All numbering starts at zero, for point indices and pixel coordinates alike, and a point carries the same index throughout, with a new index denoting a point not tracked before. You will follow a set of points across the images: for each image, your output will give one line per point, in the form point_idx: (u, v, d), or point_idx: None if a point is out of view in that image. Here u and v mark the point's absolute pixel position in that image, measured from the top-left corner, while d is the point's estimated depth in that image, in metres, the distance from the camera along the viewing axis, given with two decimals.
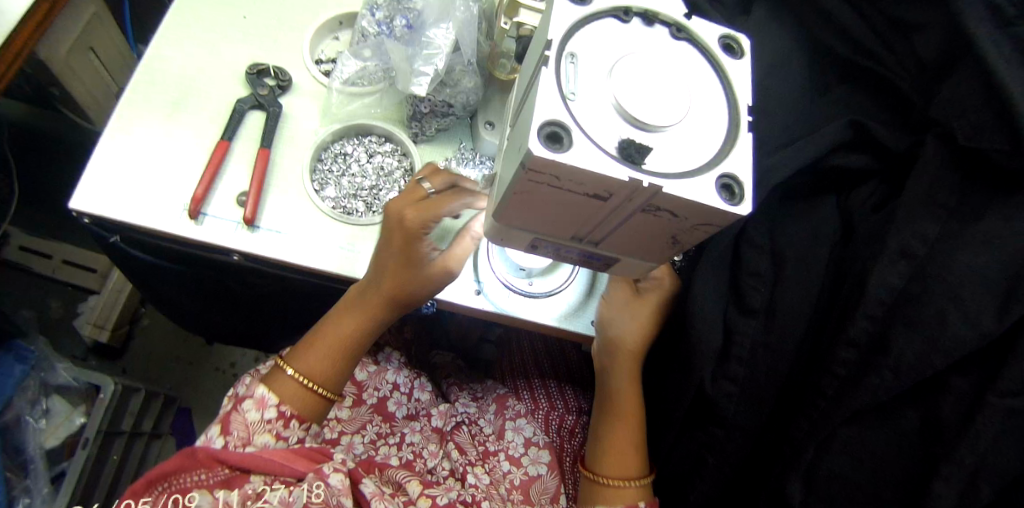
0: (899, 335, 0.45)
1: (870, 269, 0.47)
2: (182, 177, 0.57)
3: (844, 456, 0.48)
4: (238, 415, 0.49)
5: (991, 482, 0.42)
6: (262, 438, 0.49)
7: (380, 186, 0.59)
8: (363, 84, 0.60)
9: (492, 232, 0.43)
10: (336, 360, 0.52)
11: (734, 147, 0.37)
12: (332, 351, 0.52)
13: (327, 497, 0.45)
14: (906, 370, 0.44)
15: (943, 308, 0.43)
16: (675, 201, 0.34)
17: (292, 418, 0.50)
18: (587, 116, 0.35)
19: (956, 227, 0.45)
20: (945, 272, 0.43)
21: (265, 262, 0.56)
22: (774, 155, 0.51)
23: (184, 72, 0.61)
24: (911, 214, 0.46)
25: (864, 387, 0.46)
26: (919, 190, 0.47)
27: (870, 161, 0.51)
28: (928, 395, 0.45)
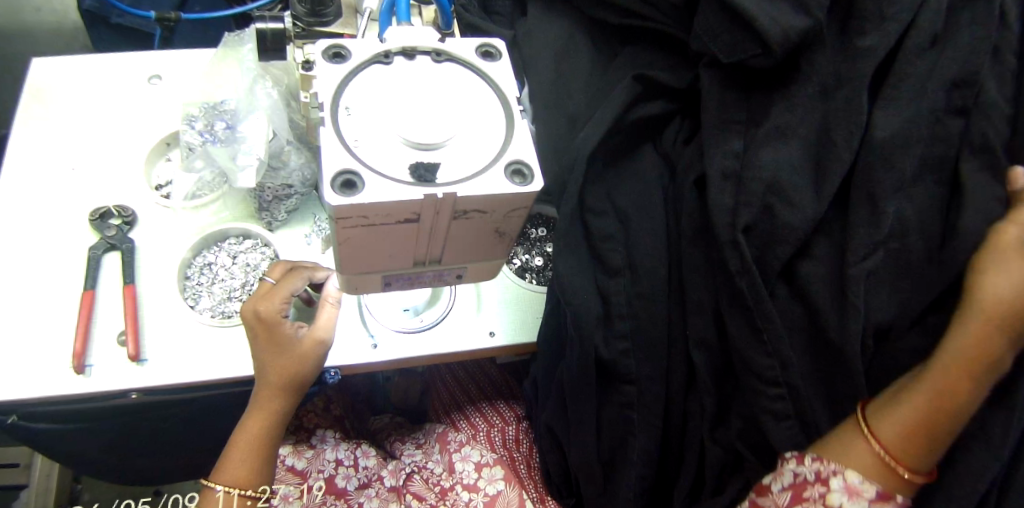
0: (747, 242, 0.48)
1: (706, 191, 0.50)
2: (56, 340, 0.56)
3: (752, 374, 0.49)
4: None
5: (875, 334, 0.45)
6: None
7: (251, 281, 0.61)
8: (204, 193, 0.63)
9: (346, 286, 0.45)
10: (255, 457, 0.53)
11: (513, 138, 0.41)
12: (246, 454, 0.53)
13: None
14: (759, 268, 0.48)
15: (769, 203, 0.47)
16: (474, 200, 0.38)
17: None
18: (373, 155, 0.38)
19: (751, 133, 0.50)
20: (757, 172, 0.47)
21: (166, 390, 0.56)
22: (587, 125, 0.56)
23: (26, 241, 0.60)
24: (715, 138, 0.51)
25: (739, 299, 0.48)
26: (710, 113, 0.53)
27: (667, 104, 0.57)
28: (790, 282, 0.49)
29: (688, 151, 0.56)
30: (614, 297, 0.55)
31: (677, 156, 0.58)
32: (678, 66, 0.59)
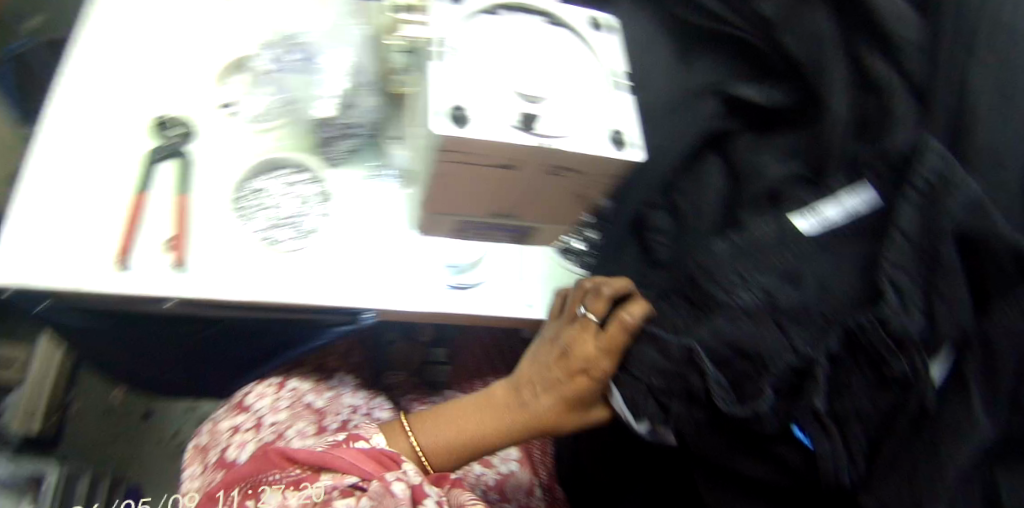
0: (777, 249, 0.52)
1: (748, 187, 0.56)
2: (100, 234, 0.56)
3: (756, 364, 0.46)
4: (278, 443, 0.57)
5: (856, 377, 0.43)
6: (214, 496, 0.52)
7: (300, 214, 0.59)
8: (268, 120, 0.63)
9: (421, 224, 0.47)
10: (451, 442, 0.56)
11: (612, 111, 0.43)
12: (442, 437, 0.56)
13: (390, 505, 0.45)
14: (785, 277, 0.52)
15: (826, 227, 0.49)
16: (572, 156, 0.40)
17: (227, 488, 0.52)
18: (480, 96, 0.39)
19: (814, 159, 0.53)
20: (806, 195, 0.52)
21: (204, 303, 0.56)
22: (659, 123, 0.60)
23: (87, 132, 0.60)
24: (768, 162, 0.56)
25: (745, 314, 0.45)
26: None
27: None
28: None
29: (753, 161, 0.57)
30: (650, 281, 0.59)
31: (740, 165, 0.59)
32: (760, 75, 0.60)
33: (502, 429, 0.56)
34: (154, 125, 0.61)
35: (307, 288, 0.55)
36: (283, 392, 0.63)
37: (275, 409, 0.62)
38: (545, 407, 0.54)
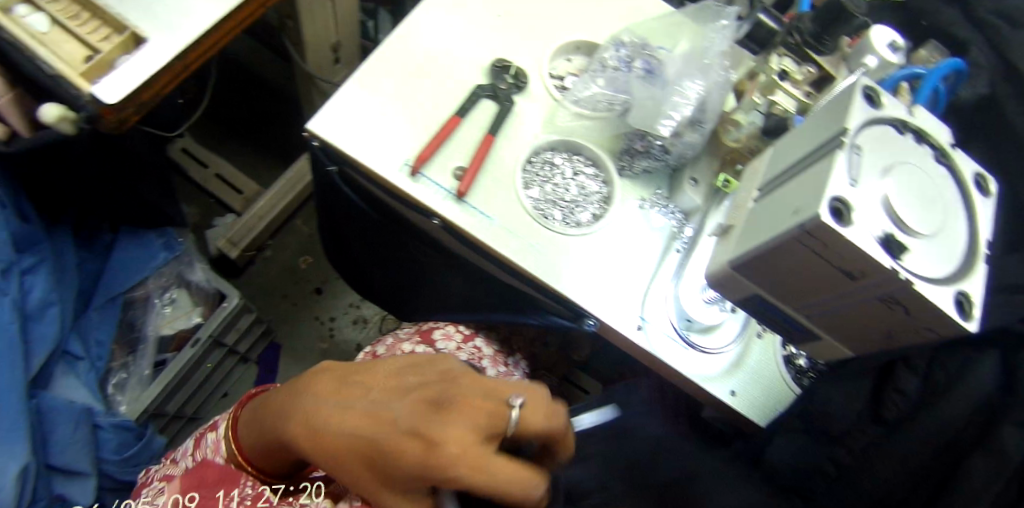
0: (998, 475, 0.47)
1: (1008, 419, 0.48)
2: (412, 136, 0.63)
3: None
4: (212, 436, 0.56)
5: None
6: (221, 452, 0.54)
7: (577, 203, 0.64)
8: (589, 108, 0.66)
9: (714, 276, 0.48)
10: (258, 441, 0.50)
11: (972, 276, 0.41)
12: (306, 428, 0.44)
13: None
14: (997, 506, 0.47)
15: None
16: (919, 300, 0.39)
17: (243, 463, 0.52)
18: (865, 202, 0.40)
19: None
20: None
21: (461, 234, 0.61)
22: None
23: (434, 48, 0.67)
24: None
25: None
26: None
27: None
28: None
29: None
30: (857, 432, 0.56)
31: None
32: None
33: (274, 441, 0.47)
34: (492, 65, 0.67)
35: (550, 272, 0.60)
36: (465, 346, 0.70)
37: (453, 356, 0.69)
38: (360, 473, 0.42)
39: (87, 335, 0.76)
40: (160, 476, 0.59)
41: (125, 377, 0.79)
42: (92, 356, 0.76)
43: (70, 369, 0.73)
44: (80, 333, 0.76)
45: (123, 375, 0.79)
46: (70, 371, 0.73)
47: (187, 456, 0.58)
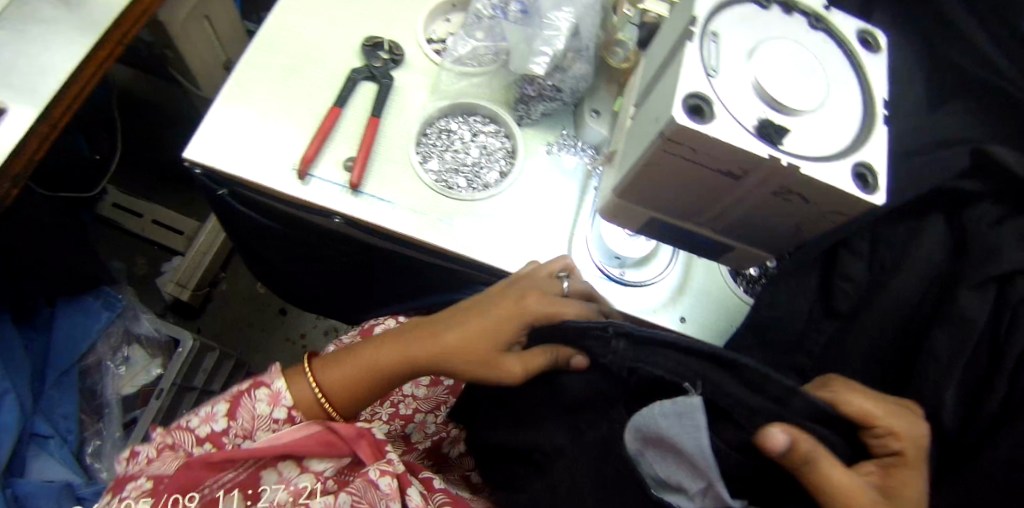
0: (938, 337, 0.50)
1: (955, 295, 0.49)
2: (294, 138, 0.60)
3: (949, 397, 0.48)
4: (246, 402, 0.48)
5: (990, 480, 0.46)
6: (263, 436, 0.48)
7: (481, 164, 0.62)
8: (473, 64, 0.62)
9: (607, 209, 0.44)
10: (353, 389, 0.50)
11: (869, 140, 0.37)
12: (451, 344, 0.48)
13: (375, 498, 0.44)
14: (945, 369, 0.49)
15: None
16: (812, 185, 0.35)
17: (301, 425, 0.49)
18: (728, 92, 0.36)
19: None
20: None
21: (365, 226, 0.59)
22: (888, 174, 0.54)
23: (299, 42, 0.63)
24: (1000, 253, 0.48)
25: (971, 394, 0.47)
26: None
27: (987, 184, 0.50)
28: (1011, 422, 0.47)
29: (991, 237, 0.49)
30: (815, 333, 0.57)
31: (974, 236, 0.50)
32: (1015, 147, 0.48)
33: (381, 366, 0.50)
34: (363, 44, 0.63)
35: (465, 243, 0.57)
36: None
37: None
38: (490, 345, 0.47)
39: (52, 412, 0.76)
40: (144, 474, 0.44)
41: (100, 444, 0.79)
42: (62, 432, 0.76)
43: (43, 449, 0.74)
44: (42, 412, 0.75)
45: (98, 442, 0.79)
46: (44, 450, 0.74)
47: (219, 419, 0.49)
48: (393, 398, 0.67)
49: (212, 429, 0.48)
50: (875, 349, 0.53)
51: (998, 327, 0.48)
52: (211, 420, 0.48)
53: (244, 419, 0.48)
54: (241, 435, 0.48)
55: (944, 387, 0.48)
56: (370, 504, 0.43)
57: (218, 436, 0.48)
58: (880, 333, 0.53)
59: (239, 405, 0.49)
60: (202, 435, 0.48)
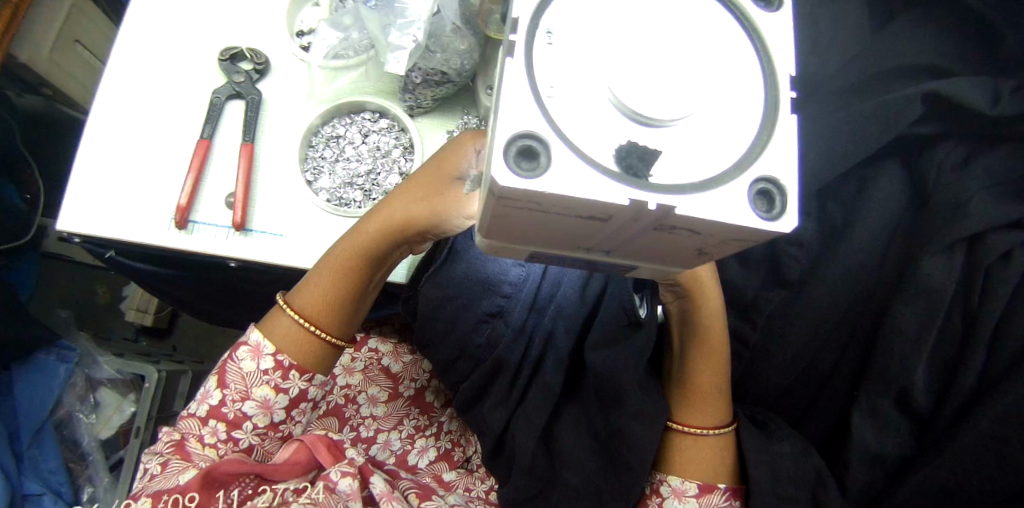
0: (900, 307, 0.44)
1: (919, 258, 0.43)
2: (167, 181, 0.54)
3: (898, 375, 0.45)
4: (234, 366, 0.51)
5: (959, 450, 0.44)
6: (262, 389, 0.51)
7: (377, 169, 0.56)
8: (349, 55, 0.55)
9: (487, 248, 0.37)
10: (331, 303, 0.51)
11: (768, 144, 0.30)
12: (400, 206, 0.48)
13: (329, 505, 0.47)
14: (907, 343, 0.44)
15: (1009, 313, 0.41)
16: (696, 222, 0.28)
17: (292, 367, 0.51)
18: (572, 119, 0.28)
19: (1014, 210, 0.40)
20: (1001, 272, 0.41)
21: (264, 265, 0.54)
22: (828, 125, 0.46)
23: (153, 67, 0.56)
24: (964, 209, 0.41)
25: (893, 353, 0.45)
26: (993, 163, 0.42)
27: (942, 126, 0.43)
28: (984, 389, 0.43)
29: (951, 189, 0.42)
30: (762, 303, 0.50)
31: (936, 187, 0.43)
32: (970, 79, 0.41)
33: (365, 262, 0.50)
34: (220, 59, 0.56)
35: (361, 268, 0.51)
36: (358, 354, 0.66)
37: (350, 370, 0.66)
38: (431, 188, 0.47)
39: (38, 470, 0.78)
40: (145, 493, 0.46)
41: (93, 489, 0.82)
42: (53, 486, 0.79)
43: (39, 507, 0.77)
44: (28, 472, 0.77)
45: (90, 488, 0.82)
46: None
47: (212, 393, 0.51)
48: (352, 423, 0.64)
49: (211, 405, 0.50)
50: (824, 322, 0.48)
51: (970, 290, 0.42)
52: (207, 398, 0.50)
53: (237, 384, 0.50)
54: (239, 400, 0.50)
55: (912, 366, 0.44)
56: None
57: (220, 409, 0.50)
58: (832, 305, 0.47)
59: (228, 373, 0.51)
60: (204, 414, 0.50)
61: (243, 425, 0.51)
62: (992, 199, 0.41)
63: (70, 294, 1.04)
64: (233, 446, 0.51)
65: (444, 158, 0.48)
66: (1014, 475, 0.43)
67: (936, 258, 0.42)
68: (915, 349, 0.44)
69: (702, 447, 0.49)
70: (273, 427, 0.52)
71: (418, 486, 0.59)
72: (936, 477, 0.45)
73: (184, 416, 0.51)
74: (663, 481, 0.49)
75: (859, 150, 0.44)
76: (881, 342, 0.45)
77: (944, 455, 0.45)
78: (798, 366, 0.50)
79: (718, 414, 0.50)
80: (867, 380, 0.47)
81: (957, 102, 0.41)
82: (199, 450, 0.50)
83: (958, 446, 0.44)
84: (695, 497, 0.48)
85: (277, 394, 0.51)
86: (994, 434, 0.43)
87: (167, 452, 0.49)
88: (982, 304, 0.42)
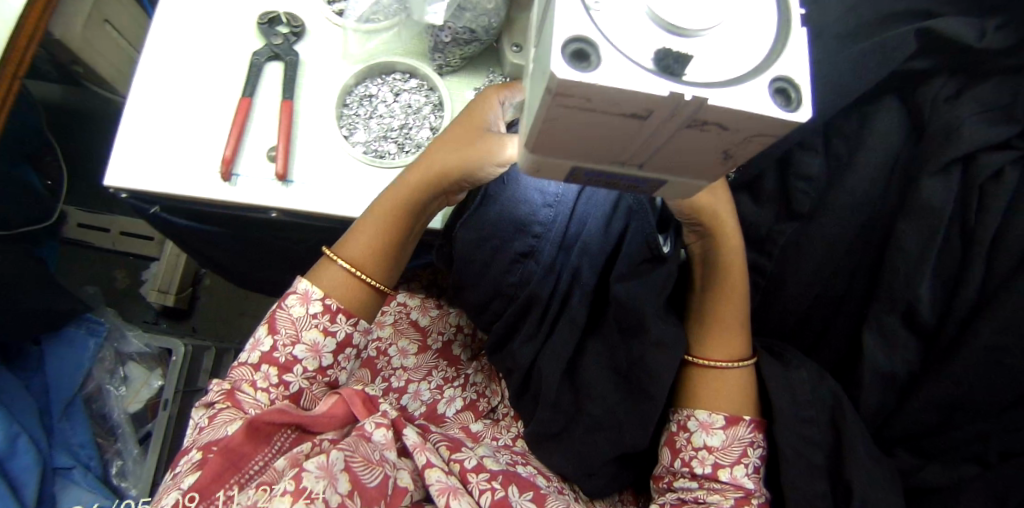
0: (902, 229, 0.48)
1: (919, 182, 0.47)
2: (210, 139, 0.57)
3: (903, 294, 0.48)
4: (284, 312, 0.54)
5: (963, 360, 0.47)
6: (311, 333, 0.53)
7: (409, 125, 0.59)
8: (379, 19, 0.58)
9: (529, 167, 0.40)
10: (375, 252, 0.55)
11: (784, 51, 0.33)
12: (435, 159, 0.52)
13: (367, 453, 0.50)
14: (910, 262, 0.47)
15: (1003, 227, 0.45)
16: (725, 113, 0.31)
17: (339, 311, 0.54)
18: (614, 27, 0.31)
19: (1005, 131, 0.44)
20: (994, 189, 0.45)
21: (304, 215, 0.57)
22: (829, 64, 0.49)
23: (193, 34, 0.59)
24: (958, 133, 0.45)
25: (897, 273, 0.48)
26: (984, 92, 0.46)
27: (936, 61, 0.47)
28: (983, 301, 0.47)
29: (946, 116, 0.46)
30: (774, 236, 0.54)
31: (931, 116, 0.47)
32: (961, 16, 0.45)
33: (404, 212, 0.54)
34: (258, 23, 0.59)
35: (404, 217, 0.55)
36: (388, 308, 0.70)
37: (381, 323, 0.69)
38: (464, 141, 0.50)
39: (67, 443, 0.80)
40: (195, 446, 0.48)
41: (123, 462, 0.84)
42: (82, 459, 0.81)
43: (69, 478, 0.79)
44: (57, 445, 0.80)
45: (120, 461, 0.84)
46: (70, 480, 0.79)
47: (263, 341, 0.53)
48: (384, 373, 0.67)
49: (262, 351, 0.53)
50: (833, 251, 0.52)
51: (966, 209, 0.46)
52: (258, 345, 0.53)
53: (287, 329, 0.53)
54: (290, 344, 0.53)
55: (916, 283, 0.47)
56: (362, 455, 0.49)
57: (271, 354, 0.53)
58: (840, 233, 0.50)
59: (278, 318, 0.54)
60: (256, 361, 0.53)
61: (293, 369, 0.53)
62: (983, 123, 0.45)
63: (89, 279, 1.05)
64: (284, 391, 0.53)
65: (475, 111, 0.51)
66: (1013, 380, 0.47)
67: (934, 181, 0.46)
68: (917, 266, 0.47)
69: (725, 381, 0.53)
70: (322, 372, 0.55)
71: (449, 440, 0.60)
72: (941, 388, 0.49)
73: (235, 366, 0.54)
74: (689, 417, 0.53)
75: (861, 87, 0.48)
76: (886, 264, 0.49)
77: (947, 366, 0.48)
78: (810, 293, 0.54)
79: (737, 349, 0.53)
80: (875, 302, 0.51)
81: (949, 36, 0.45)
82: (250, 396, 0.52)
83: (961, 357, 0.47)
84: (722, 428, 0.51)
85: (325, 337, 0.54)
86: (995, 342, 0.46)
87: (218, 402, 0.51)
88: (978, 221, 0.45)
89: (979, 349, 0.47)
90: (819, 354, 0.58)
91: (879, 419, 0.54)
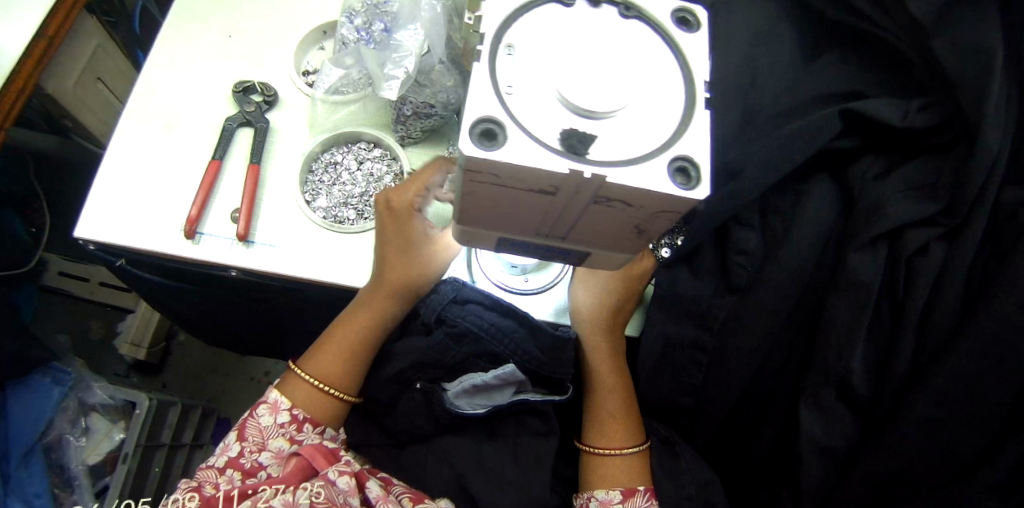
0: (834, 301, 0.48)
1: (848, 255, 0.47)
2: (177, 197, 0.59)
3: (838, 366, 0.47)
4: (253, 421, 0.54)
5: (900, 437, 0.46)
6: (277, 441, 0.53)
7: (371, 192, 0.62)
8: (347, 91, 0.63)
9: (460, 236, 0.42)
10: (340, 370, 0.58)
11: (688, 130, 0.35)
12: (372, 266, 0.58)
13: (333, 494, 0.46)
14: (840, 333, 0.47)
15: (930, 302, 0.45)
16: (626, 191, 0.33)
17: (306, 420, 0.55)
18: (523, 109, 0.34)
19: (927, 208, 0.45)
20: (921, 263, 0.45)
21: (261, 275, 0.59)
22: (762, 138, 0.51)
23: (172, 99, 0.63)
24: (881, 207, 0.46)
25: (831, 345, 0.48)
26: (906, 172, 0.47)
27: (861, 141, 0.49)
28: (916, 377, 0.46)
29: (873, 192, 0.47)
30: (716, 309, 0.54)
31: (861, 192, 0.48)
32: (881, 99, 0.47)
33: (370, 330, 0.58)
34: (234, 91, 0.63)
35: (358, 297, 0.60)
36: None
37: None
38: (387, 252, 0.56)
39: (21, 492, 0.79)
40: None
41: None
42: None
43: None
44: (13, 494, 0.78)
45: None
46: None
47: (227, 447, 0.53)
48: None
49: (230, 457, 0.52)
50: (772, 323, 0.51)
51: (895, 283, 0.46)
52: (226, 451, 0.53)
53: (255, 437, 0.54)
54: (256, 451, 0.53)
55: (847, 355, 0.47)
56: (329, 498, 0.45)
57: (238, 459, 0.52)
58: (778, 305, 0.50)
59: (247, 427, 0.54)
60: (222, 465, 0.52)
61: (258, 475, 0.52)
62: (907, 201, 0.46)
63: (66, 324, 1.07)
64: None
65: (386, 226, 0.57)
66: (951, 460, 0.45)
67: (862, 254, 0.46)
68: (850, 337, 0.47)
69: (609, 464, 0.56)
70: None
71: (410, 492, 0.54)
72: (881, 466, 0.47)
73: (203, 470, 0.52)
74: (592, 498, 0.54)
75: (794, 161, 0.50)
76: (821, 336, 0.48)
77: (885, 444, 0.46)
78: (753, 365, 0.53)
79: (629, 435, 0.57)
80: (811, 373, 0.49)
81: (872, 116, 0.47)
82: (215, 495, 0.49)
83: (898, 433, 0.46)
84: (620, 503, 0.54)
85: (291, 445, 0.54)
86: (930, 420, 0.45)
87: (184, 496, 0.48)
88: (906, 296, 0.45)
89: (916, 427, 0.45)
90: (761, 433, 0.55)
91: (821, 495, 0.51)
